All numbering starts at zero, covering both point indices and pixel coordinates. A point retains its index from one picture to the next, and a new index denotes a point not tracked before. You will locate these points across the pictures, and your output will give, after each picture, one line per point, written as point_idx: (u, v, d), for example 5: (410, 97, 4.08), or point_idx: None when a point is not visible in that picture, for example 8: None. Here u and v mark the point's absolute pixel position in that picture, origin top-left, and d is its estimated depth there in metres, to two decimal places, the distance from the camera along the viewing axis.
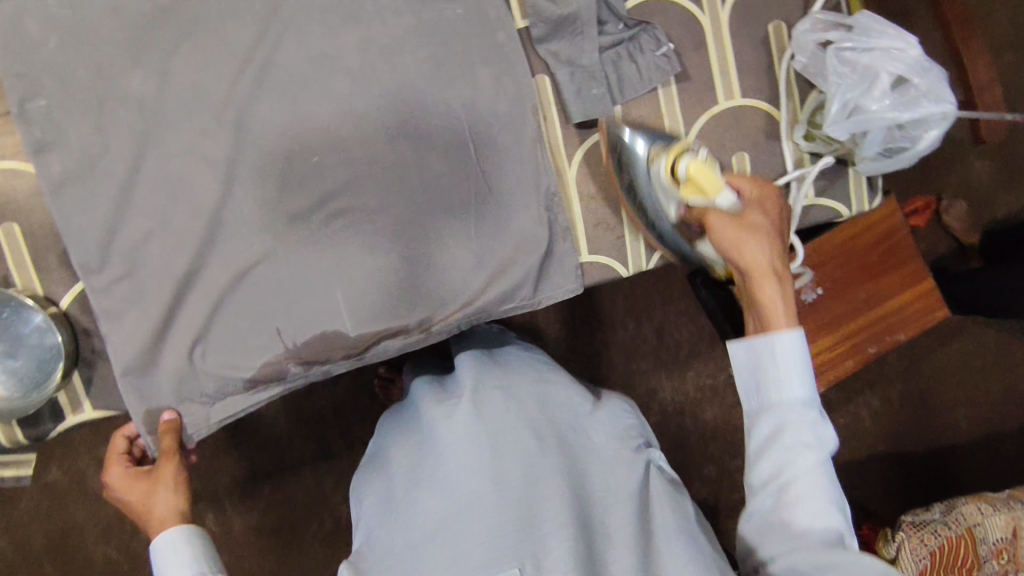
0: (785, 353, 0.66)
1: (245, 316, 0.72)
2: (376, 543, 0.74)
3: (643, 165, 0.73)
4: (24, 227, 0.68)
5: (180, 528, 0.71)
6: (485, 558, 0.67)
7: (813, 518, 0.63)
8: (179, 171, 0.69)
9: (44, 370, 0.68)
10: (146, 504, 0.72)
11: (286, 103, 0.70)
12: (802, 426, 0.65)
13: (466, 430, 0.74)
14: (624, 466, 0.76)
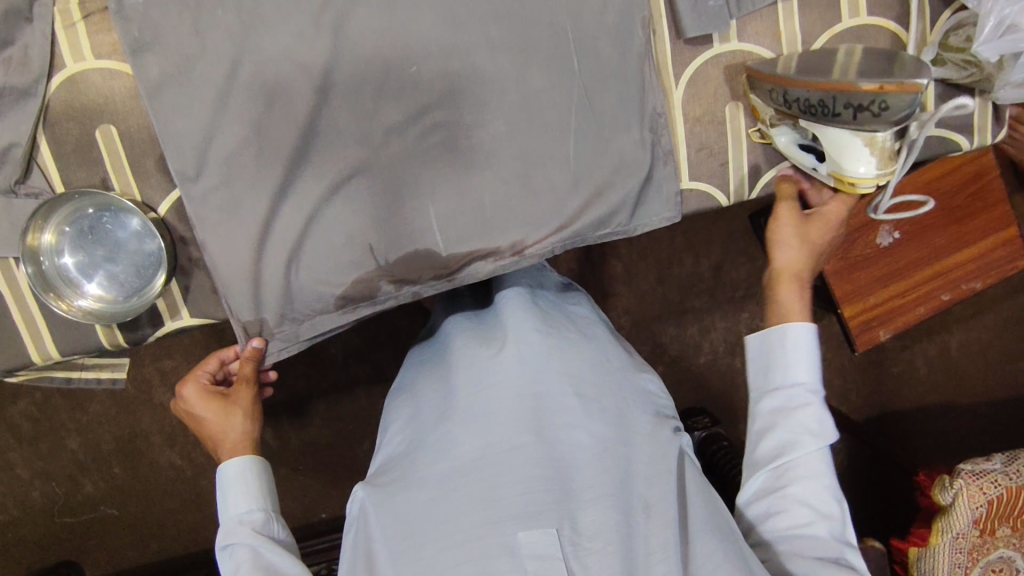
0: (796, 346, 0.73)
1: (339, 231, 0.70)
2: (396, 468, 0.72)
3: (850, 125, 0.61)
4: (121, 131, 0.67)
5: (250, 457, 0.76)
6: (520, 507, 0.66)
7: (808, 503, 0.70)
8: (275, 76, 0.66)
9: (144, 277, 0.68)
10: (220, 428, 0.77)
11: (385, 7, 0.66)
12: (809, 413, 0.71)
13: (508, 377, 0.71)
14: (663, 440, 0.72)
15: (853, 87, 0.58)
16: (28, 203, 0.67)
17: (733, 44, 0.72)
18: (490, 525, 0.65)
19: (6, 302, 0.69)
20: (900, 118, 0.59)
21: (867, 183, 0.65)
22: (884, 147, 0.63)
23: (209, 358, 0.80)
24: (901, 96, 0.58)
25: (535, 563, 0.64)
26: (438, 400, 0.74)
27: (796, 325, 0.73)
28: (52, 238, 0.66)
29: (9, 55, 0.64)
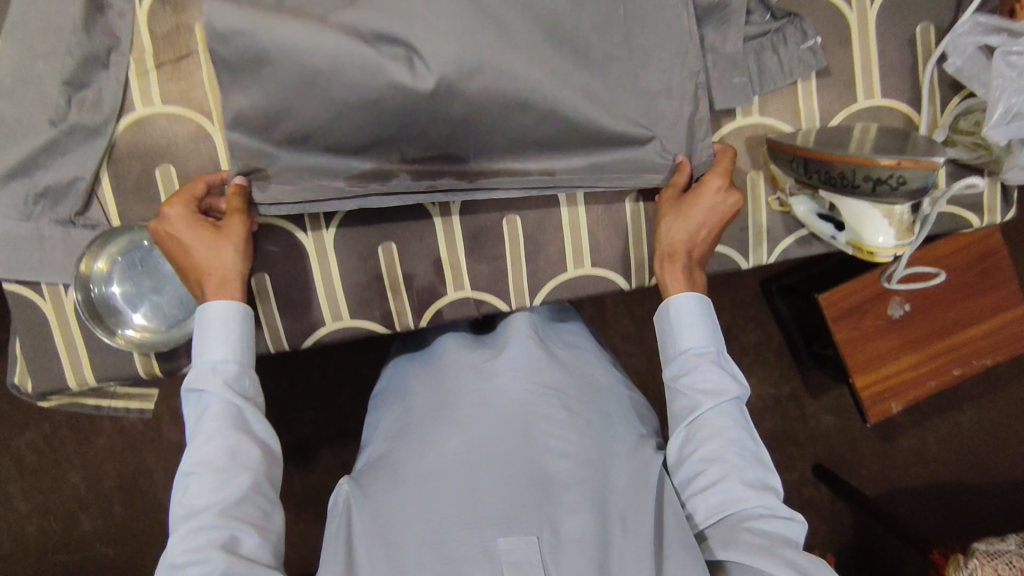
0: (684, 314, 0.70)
1: (373, 272, 0.74)
2: (385, 465, 0.69)
3: (868, 196, 0.65)
4: (180, 170, 0.71)
5: (232, 298, 0.65)
6: (502, 509, 0.64)
7: (741, 455, 0.67)
8: None
9: (187, 308, 0.71)
10: (202, 256, 0.64)
11: None
12: (705, 376, 0.69)
13: (500, 384, 0.70)
14: (647, 456, 0.70)
15: (874, 161, 0.61)
16: (84, 234, 0.71)
17: (755, 117, 0.75)
18: (474, 523, 0.63)
19: (50, 328, 0.72)
20: (919, 192, 0.62)
21: (885, 254, 0.67)
22: (902, 218, 0.66)
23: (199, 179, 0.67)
24: (919, 172, 0.61)
25: (511, 568, 0.62)
26: (428, 399, 0.72)
27: (681, 297, 0.70)
28: (104, 264, 0.69)
29: (83, 96, 0.69)
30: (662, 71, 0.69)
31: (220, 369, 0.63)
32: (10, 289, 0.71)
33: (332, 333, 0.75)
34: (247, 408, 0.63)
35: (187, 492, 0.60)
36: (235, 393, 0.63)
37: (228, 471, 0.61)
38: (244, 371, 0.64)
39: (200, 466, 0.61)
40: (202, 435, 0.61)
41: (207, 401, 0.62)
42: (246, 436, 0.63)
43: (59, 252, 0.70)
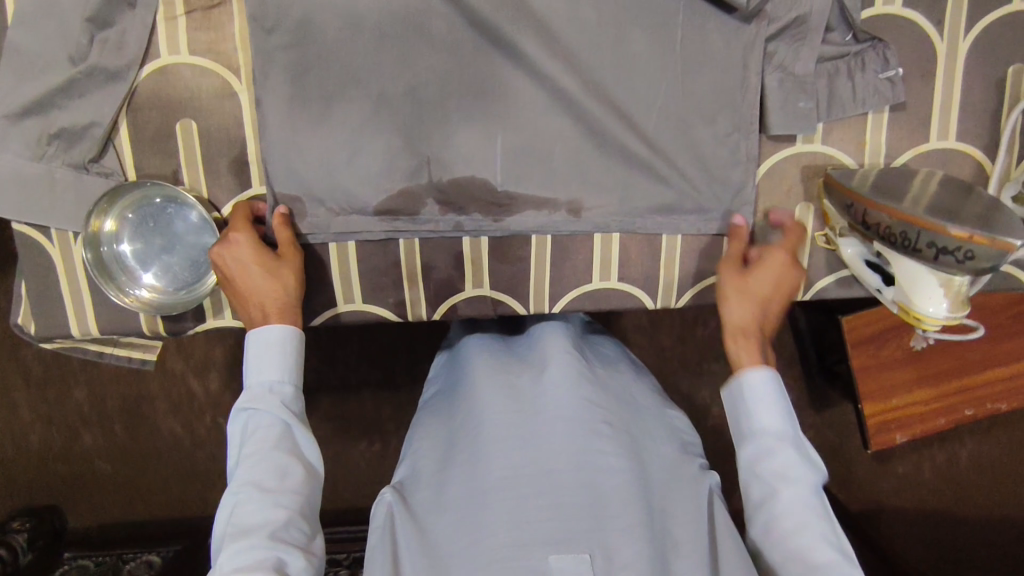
0: (757, 399, 0.63)
1: (393, 255, 0.72)
2: (429, 481, 0.68)
3: (922, 261, 0.60)
4: (202, 126, 0.67)
5: (295, 324, 0.64)
6: (552, 530, 0.61)
7: (781, 441, 0.62)
8: (356, 103, 0.67)
9: (197, 273, 0.69)
10: (269, 277, 0.64)
11: (473, 54, 0.67)
12: (783, 459, 0.61)
13: (542, 400, 0.67)
14: (690, 478, 0.68)
15: (944, 228, 0.58)
16: (97, 181, 0.68)
17: (817, 145, 0.70)
18: (523, 545, 0.61)
19: (57, 272, 0.70)
20: (988, 270, 0.58)
21: (933, 323, 0.62)
22: (959, 289, 0.61)
23: (240, 211, 0.67)
24: (992, 251, 0.57)
25: None
26: (467, 415, 0.69)
27: (752, 373, 0.63)
28: (114, 224, 0.67)
29: (105, 36, 0.64)
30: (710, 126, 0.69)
31: (271, 393, 0.62)
32: (18, 229, 0.69)
33: (342, 314, 0.73)
34: (298, 428, 0.62)
35: (236, 514, 0.58)
36: (288, 412, 0.62)
37: (278, 492, 0.59)
38: (294, 398, 0.64)
39: (257, 487, 0.58)
40: (251, 458, 0.60)
41: (259, 422, 0.61)
42: (297, 458, 0.61)
43: (70, 197, 0.67)
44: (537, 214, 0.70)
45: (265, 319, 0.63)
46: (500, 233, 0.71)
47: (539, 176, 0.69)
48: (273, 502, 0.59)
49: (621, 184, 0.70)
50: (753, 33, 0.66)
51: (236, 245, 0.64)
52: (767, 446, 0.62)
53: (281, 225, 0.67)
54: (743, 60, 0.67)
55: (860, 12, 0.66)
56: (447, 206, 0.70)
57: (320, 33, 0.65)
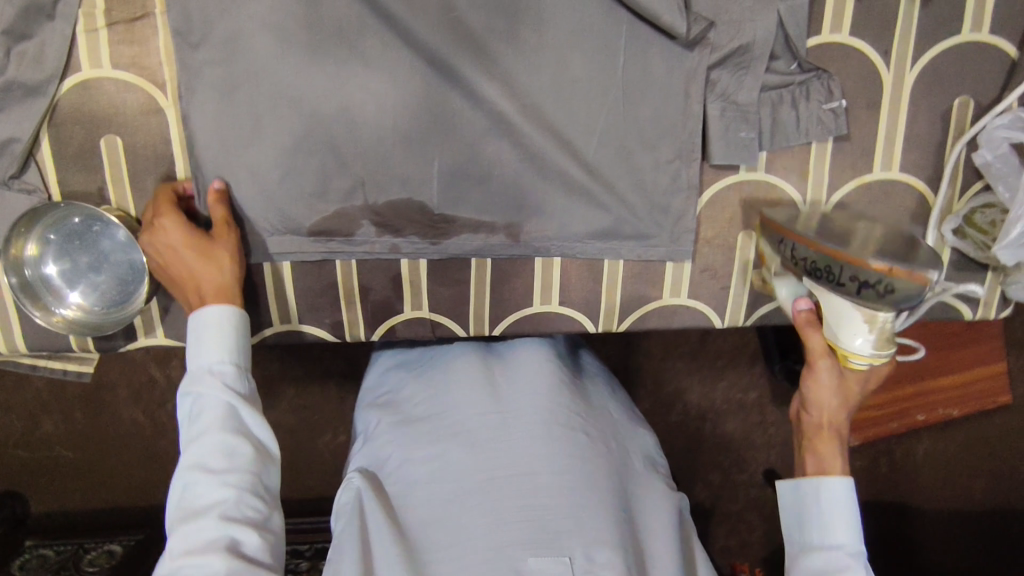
0: (818, 492, 0.62)
1: (331, 276, 0.71)
2: (401, 475, 0.65)
3: (846, 292, 0.60)
4: (127, 143, 0.65)
5: (234, 302, 0.64)
6: (532, 531, 0.61)
7: (827, 535, 0.61)
8: (288, 123, 0.65)
9: (126, 292, 0.67)
10: (200, 254, 0.63)
11: (409, 75, 0.65)
12: (830, 557, 0.60)
13: (525, 401, 0.67)
14: (663, 492, 0.70)
15: (864, 262, 0.58)
16: (20, 199, 0.65)
17: (760, 174, 0.69)
18: (503, 545, 0.60)
19: None
20: (906, 304, 0.58)
21: (859, 361, 0.61)
22: (884, 326, 0.61)
23: (169, 193, 0.65)
24: (910, 284, 0.57)
25: None
26: (442, 409, 0.68)
27: (828, 479, 0.62)
28: (36, 247, 0.65)
29: (23, 49, 0.62)
30: (651, 153, 0.67)
31: (220, 372, 0.62)
32: None
33: (280, 333, 0.72)
34: (243, 409, 0.62)
35: (186, 496, 0.59)
36: (234, 393, 0.62)
37: (225, 472, 0.59)
38: (245, 375, 0.64)
39: (203, 467, 0.59)
40: (199, 440, 0.60)
41: (205, 402, 0.61)
42: (245, 437, 0.61)
43: None
44: (475, 238, 0.69)
45: (204, 299, 0.63)
46: (438, 256, 0.70)
47: (477, 201, 0.68)
48: (219, 479, 0.59)
49: (560, 210, 0.69)
50: (696, 60, 0.65)
51: (171, 225, 0.63)
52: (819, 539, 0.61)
53: (215, 204, 0.65)
54: (685, 88, 0.65)
55: (805, 41, 0.65)
56: (384, 228, 0.69)
57: (248, 50, 0.63)
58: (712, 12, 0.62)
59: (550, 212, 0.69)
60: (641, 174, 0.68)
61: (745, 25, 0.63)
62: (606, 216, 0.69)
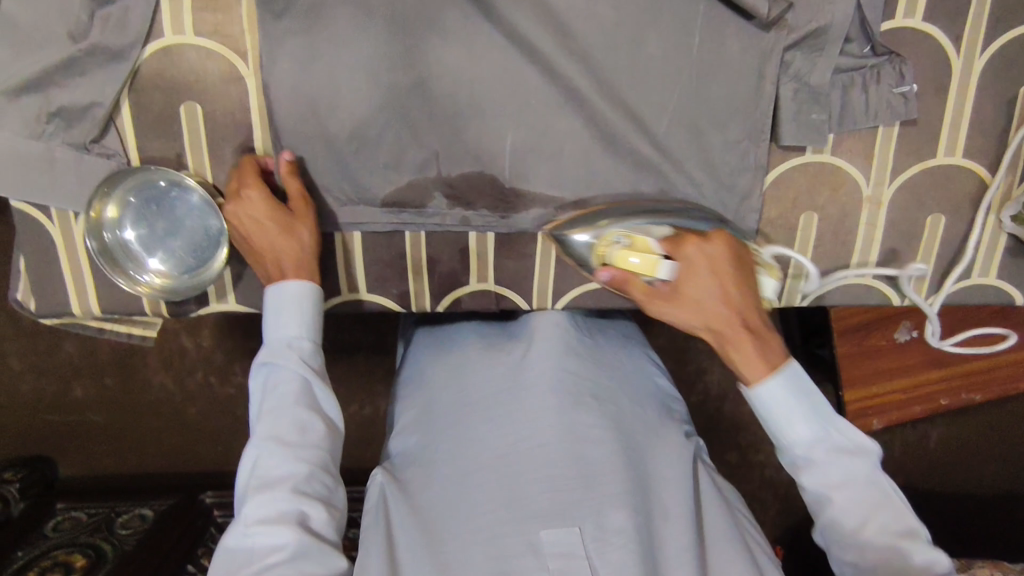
0: (771, 402, 0.63)
1: (401, 247, 0.72)
2: (420, 460, 0.69)
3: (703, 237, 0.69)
4: (207, 110, 0.66)
5: (309, 280, 0.67)
6: (552, 505, 0.65)
7: (806, 439, 0.63)
8: (366, 94, 0.66)
9: (202, 258, 0.68)
10: (283, 232, 0.65)
11: (486, 49, 0.65)
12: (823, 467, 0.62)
13: (547, 375, 0.70)
14: (682, 447, 0.72)
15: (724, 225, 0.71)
16: (100, 163, 0.66)
17: (826, 156, 0.70)
18: (522, 518, 0.64)
19: (57, 253, 0.69)
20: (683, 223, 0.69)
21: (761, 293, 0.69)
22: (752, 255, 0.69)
23: (247, 168, 0.66)
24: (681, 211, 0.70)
25: (559, 562, 0.62)
26: (462, 387, 0.72)
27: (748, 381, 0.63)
28: (116, 210, 0.66)
29: (107, 13, 0.62)
30: (720, 133, 0.68)
31: (293, 346, 0.66)
32: (16, 206, 0.67)
33: (347, 302, 0.74)
34: (317, 383, 0.66)
35: (260, 466, 0.63)
36: (307, 368, 0.66)
37: (298, 446, 0.64)
38: (314, 351, 0.68)
39: (276, 439, 0.63)
40: (273, 412, 0.64)
41: (279, 376, 0.65)
42: (318, 415, 0.66)
43: (69, 176, 0.66)
44: (544, 213, 0.70)
45: (283, 272, 0.66)
46: (506, 230, 0.71)
47: (547, 176, 0.69)
48: (292, 451, 0.63)
49: (629, 187, 0.70)
50: (772, 41, 0.65)
51: (250, 200, 0.64)
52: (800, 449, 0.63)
53: (290, 177, 0.66)
54: (759, 68, 0.66)
55: (880, 25, 0.65)
56: (455, 201, 0.70)
57: (330, 21, 0.63)
58: None
59: (618, 189, 0.70)
60: (710, 153, 0.69)
61: (824, 8, 0.63)
62: (673, 194, 0.70)
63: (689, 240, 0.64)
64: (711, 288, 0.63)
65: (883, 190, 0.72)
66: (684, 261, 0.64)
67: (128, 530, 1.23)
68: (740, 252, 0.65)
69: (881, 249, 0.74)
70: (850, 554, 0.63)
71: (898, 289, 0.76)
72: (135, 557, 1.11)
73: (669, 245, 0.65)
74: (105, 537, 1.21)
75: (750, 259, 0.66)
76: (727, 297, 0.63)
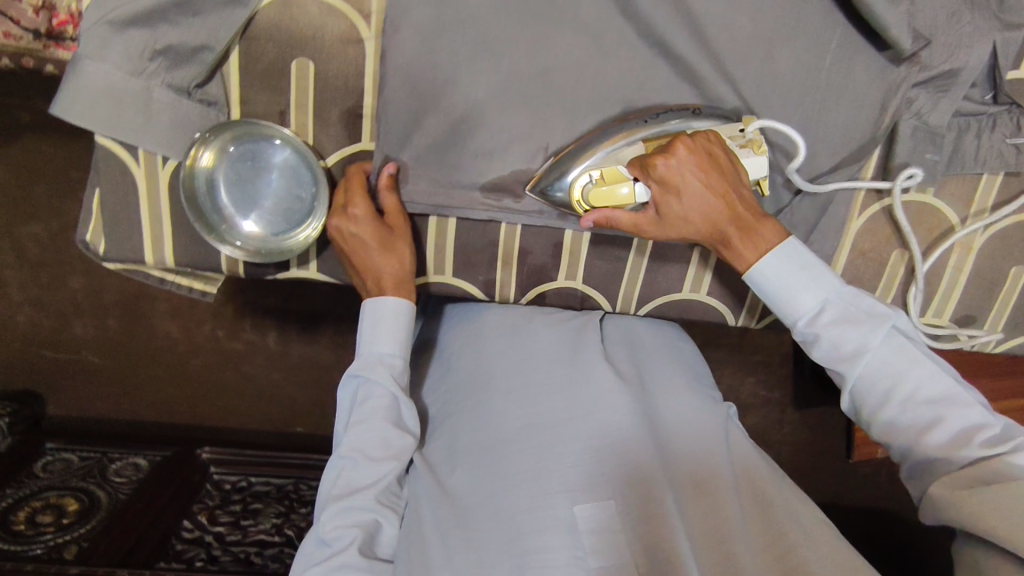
0: (773, 276, 0.61)
1: (493, 233, 0.71)
2: (445, 431, 0.71)
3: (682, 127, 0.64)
4: (319, 70, 0.63)
5: (407, 298, 0.68)
6: (577, 477, 0.63)
7: (819, 308, 0.61)
8: (487, 74, 0.64)
9: (287, 226, 0.66)
10: (385, 252, 0.66)
11: (617, 45, 0.64)
12: (835, 339, 0.60)
13: (568, 358, 0.71)
14: (711, 413, 0.70)
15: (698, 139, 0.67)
16: (199, 109, 0.63)
17: (928, 197, 0.71)
18: (547, 495, 0.62)
19: (138, 197, 0.66)
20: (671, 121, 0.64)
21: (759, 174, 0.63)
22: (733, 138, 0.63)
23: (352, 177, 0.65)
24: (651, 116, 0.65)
25: (591, 536, 0.60)
26: (483, 363, 0.72)
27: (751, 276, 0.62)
28: (210, 159, 0.63)
29: None
30: (831, 161, 0.68)
31: (388, 363, 0.68)
32: (102, 144, 0.64)
33: (429, 284, 0.73)
34: (404, 401, 0.68)
35: (342, 476, 0.66)
36: (397, 387, 0.68)
37: (379, 459, 0.66)
38: (403, 369, 0.69)
39: (359, 454, 0.66)
40: (359, 425, 0.66)
41: (368, 390, 0.67)
42: (403, 432, 0.67)
43: (163, 120, 0.63)
44: None
45: (382, 287, 0.67)
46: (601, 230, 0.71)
47: None
48: (372, 464, 0.66)
49: None
50: (900, 76, 0.65)
51: (354, 212, 0.64)
52: (811, 324, 0.61)
53: (390, 189, 0.66)
54: (882, 101, 0.66)
55: (1009, 74, 0.65)
56: None
57: None
58: (931, 30, 0.62)
59: None
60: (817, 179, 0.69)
61: (961, 51, 0.63)
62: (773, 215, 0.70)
63: (653, 160, 0.60)
64: (703, 204, 0.60)
65: (975, 238, 0.72)
66: (662, 183, 0.60)
67: (122, 478, 1.23)
68: (706, 147, 0.60)
69: (961, 296, 0.75)
70: (886, 429, 0.60)
71: (969, 336, 0.77)
72: (132, 510, 1.15)
73: (639, 169, 0.61)
74: (99, 482, 1.21)
75: (724, 146, 0.62)
76: (725, 202, 0.60)
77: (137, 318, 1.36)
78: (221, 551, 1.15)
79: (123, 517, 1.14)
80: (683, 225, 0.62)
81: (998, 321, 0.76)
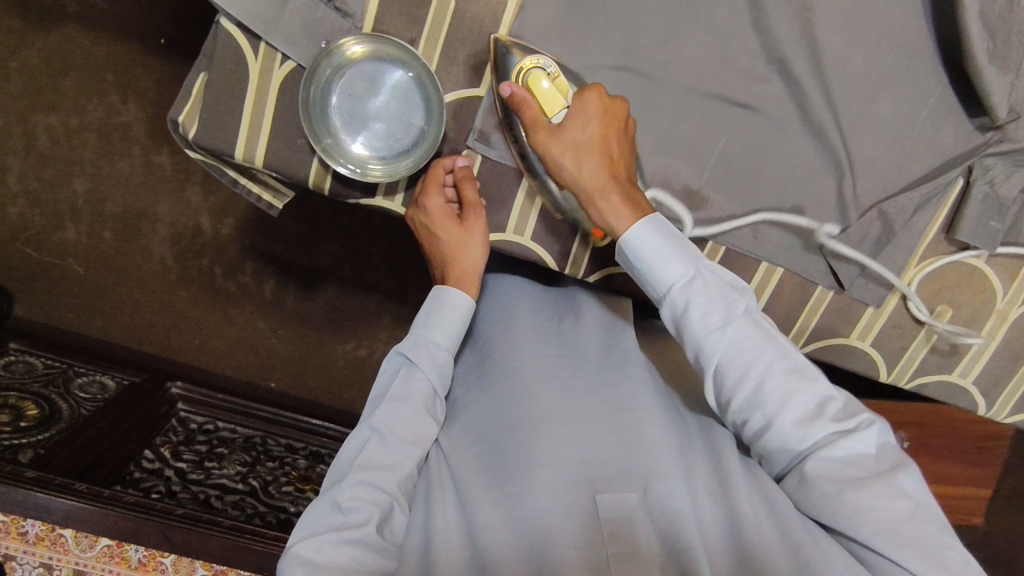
0: (649, 243, 0.63)
1: None
2: (471, 411, 0.72)
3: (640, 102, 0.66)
4: (460, 9, 0.64)
5: (469, 292, 0.73)
6: (607, 473, 0.64)
7: (680, 281, 0.62)
8: (616, 51, 0.66)
9: (384, 153, 0.66)
10: (453, 250, 0.72)
11: (741, 53, 0.67)
12: (699, 309, 0.61)
13: (598, 356, 0.71)
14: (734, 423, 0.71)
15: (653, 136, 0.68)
16: (332, 17, 0.63)
17: (981, 262, 0.75)
18: (573, 486, 0.63)
19: (245, 90, 0.65)
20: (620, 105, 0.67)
21: None
22: None
23: (429, 175, 0.70)
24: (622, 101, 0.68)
25: (614, 525, 0.61)
26: (514, 345, 0.72)
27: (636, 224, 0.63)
28: (358, 53, 0.63)
29: None
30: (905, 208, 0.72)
31: (433, 353, 0.71)
32: (225, 30, 0.63)
33: (507, 243, 0.73)
34: (440, 398, 0.71)
35: (367, 451, 0.66)
36: (436, 377, 0.71)
37: (408, 443, 0.68)
38: (443, 363, 0.72)
39: (390, 430, 0.67)
40: (393, 404, 0.68)
41: (409, 373, 0.70)
42: (430, 417, 0.70)
43: (295, 19, 0.62)
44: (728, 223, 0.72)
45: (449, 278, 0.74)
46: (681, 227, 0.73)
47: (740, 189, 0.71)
48: (399, 446, 0.67)
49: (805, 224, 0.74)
50: (982, 142, 0.70)
51: (426, 211, 0.71)
52: (673, 293, 0.63)
53: (464, 186, 0.69)
54: (962, 162, 0.71)
55: None
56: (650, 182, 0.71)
57: None
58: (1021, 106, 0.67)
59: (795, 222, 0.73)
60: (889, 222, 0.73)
61: None
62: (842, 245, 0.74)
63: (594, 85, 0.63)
64: (610, 144, 0.63)
65: (1012, 309, 0.77)
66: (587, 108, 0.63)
67: (86, 395, 1.17)
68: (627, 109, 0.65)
69: (988, 361, 0.79)
70: (740, 406, 0.61)
71: (986, 401, 0.81)
72: (93, 428, 1.09)
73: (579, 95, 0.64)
74: (60, 394, 1.15)
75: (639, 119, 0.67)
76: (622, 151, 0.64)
77: (135, 236, 1.30)
78: (180, 487, 1.08)
79: (82, 435, 1.07)
80: (591, 154, 0.64)
81: (1017, 392, 0.80)
